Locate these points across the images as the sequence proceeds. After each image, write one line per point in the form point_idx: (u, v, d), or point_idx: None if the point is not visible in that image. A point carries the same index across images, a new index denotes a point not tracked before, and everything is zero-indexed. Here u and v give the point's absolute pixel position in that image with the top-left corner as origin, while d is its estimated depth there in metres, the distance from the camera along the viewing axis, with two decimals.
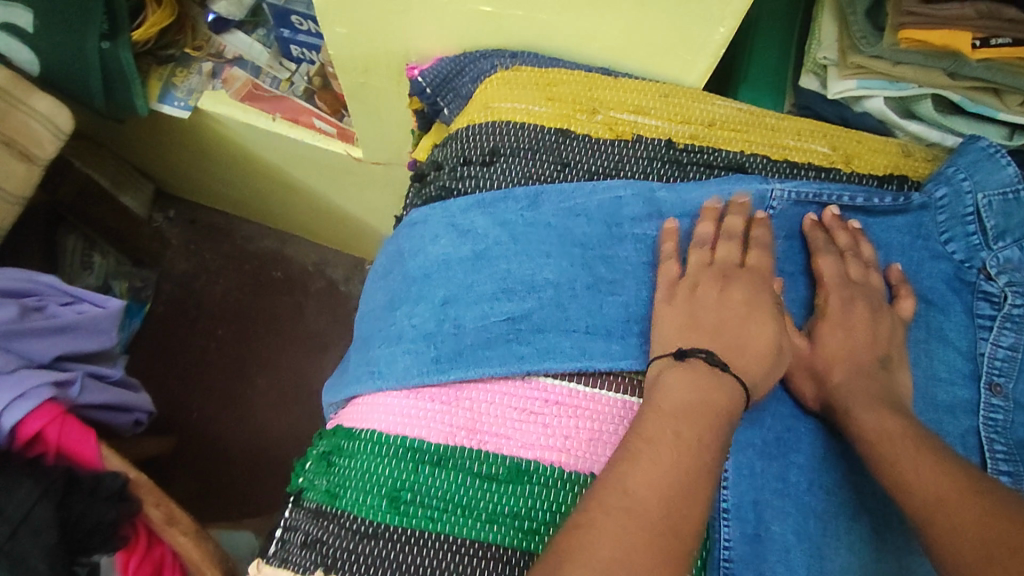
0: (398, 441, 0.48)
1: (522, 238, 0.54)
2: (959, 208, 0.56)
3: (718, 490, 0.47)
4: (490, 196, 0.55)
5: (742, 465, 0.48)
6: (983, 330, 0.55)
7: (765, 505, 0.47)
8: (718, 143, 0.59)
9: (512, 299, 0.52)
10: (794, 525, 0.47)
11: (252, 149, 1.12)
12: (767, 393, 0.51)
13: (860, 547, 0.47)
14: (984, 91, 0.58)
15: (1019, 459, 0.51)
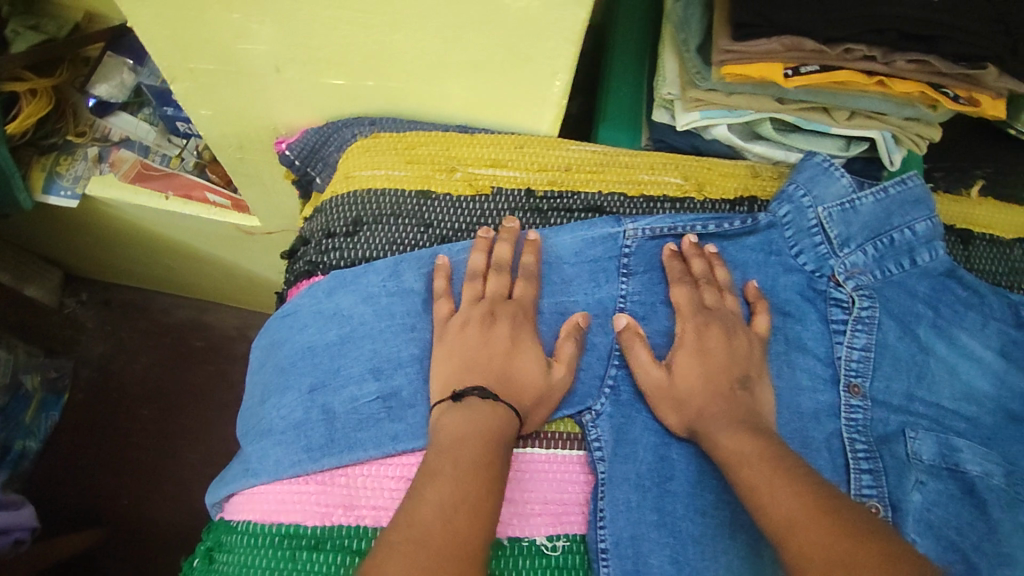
0: (273, 530, 0.49)
1: (388, 308, 0.55)
2: (803, 222, 0.61)
3: (596, 531, 0.49)
4: (350, 273, 0.56)
5: (618, 502, 0.50)
6: (839, 335, 0.59)
7: (641, 540, 0.49)
8: (577, 186, 0.62)
9: (377, 368, 0.53)
10: (670, 555, 0.49)
11: (151, 229, 1.11)
12: (639, 425, 0.53)
13: (736, 563, 0.49)
14: (813, 110, 0.62)
15: (877, 457, 0.54)
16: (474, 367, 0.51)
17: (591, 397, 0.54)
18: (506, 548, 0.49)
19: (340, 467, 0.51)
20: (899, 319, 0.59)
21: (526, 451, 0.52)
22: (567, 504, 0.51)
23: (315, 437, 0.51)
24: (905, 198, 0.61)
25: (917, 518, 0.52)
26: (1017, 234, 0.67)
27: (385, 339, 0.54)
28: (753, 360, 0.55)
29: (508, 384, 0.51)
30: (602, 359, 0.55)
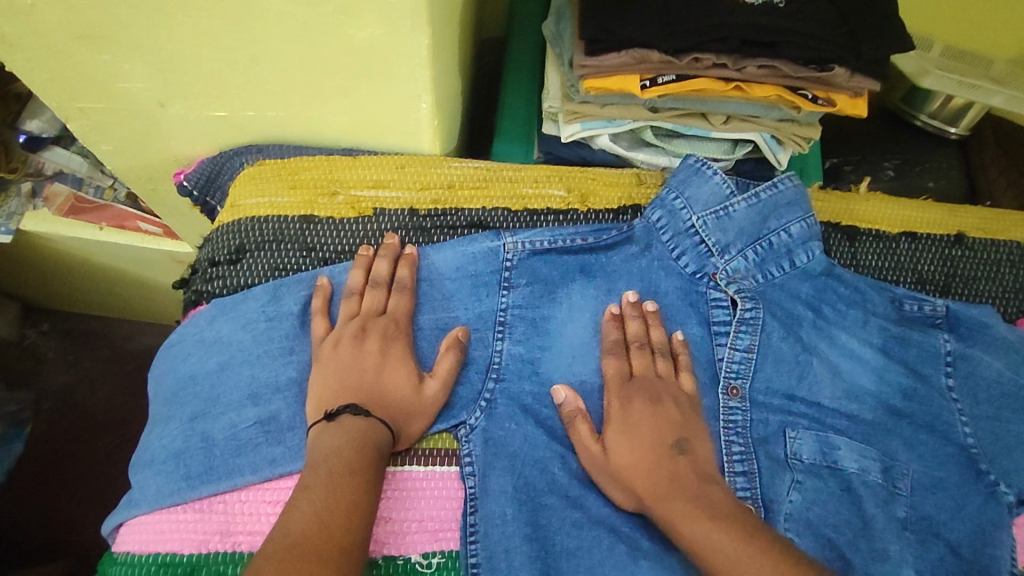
0: (150, 559, 0.50)
1: (266, 334, 0.56)
2: (680, 224, 0.62)
3: (467, 546, 0.50)
4: (230, 301, 0.57)
5: (490, 516, 0.51)
6: (722, 336, 0.60)
7: (513, 552, 0.50)
8: (460, 204, 0.63)
9: (256, 393, 0.54)
10: (540, 567, 0.50)
11: (94, 260, 1.13)
12: (517, 437, 0.54)
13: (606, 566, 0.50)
14: (689, 117, 0.64)
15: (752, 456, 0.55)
16: (348, 386, 0.52)
17: (465, 412, 0.55)
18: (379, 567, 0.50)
19: (217, 495, 0.51)
20: (783, 322, 0.61)
21: (404, 469, 0.53)
22: (443, 522, 0.52)
23: (194, 464, 0.52)
24: (777, 202, 0.63)
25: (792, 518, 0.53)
26: (903, 228, 0.67)
27: (264, 364, 0.55)
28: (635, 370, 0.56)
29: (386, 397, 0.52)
30: (482, 371, 0.57)
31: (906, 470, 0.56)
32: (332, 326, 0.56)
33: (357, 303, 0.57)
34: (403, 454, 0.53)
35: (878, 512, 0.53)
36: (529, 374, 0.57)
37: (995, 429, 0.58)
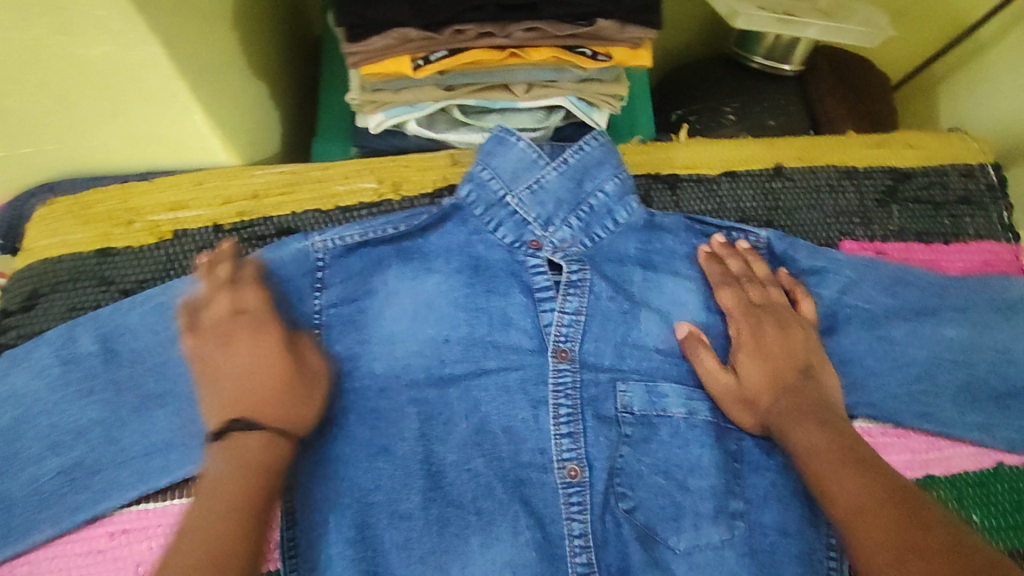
0: None
1: (61, 377, 0.53)
2: (490, 195, 0.61)
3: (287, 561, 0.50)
4: (21, 350, 0.54)
5: (313, 527, 0.50)
6: (548, 301, 0.59)
7: (336, 557, 0.50)
8: (268, 212, 0.62)
9: (57, 443, 0.51)
10: (366, 567, 0.50)
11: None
12: (338, 441, 0.54)
13: (433, 551, 0.51)
14: (491, 89, 0.63)
15: (578, 418, 0.56)
16: None
17: None
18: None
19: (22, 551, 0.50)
20: (613, 281, 0.61)
21: None
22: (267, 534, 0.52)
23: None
24: (587, 163, 0.62)
25: (625, 472, 0.54)
26: (723, 167, 0.67)
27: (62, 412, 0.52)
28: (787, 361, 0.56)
29: (213, 416, 0.50)
30: (296, 381, 0.54)
31: None
32: (131, 358, 0.53)
33: (160, 332, 0.54)
34: None
35: (705, 453, 0.55)
36: (348, 372, 0.56)
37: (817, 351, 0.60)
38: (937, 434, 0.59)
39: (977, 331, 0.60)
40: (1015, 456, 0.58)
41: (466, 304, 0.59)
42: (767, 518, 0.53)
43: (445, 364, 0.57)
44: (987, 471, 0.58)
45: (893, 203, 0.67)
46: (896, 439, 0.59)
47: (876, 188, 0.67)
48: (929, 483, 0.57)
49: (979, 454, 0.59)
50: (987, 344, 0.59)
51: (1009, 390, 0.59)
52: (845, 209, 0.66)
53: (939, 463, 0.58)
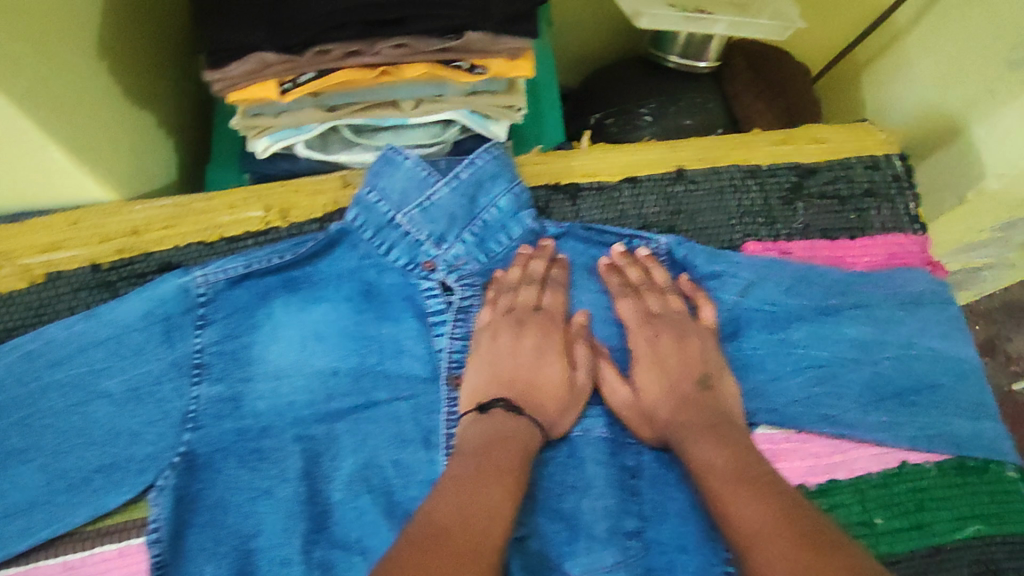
0: None
1: None
2: (377, 218, 0.59)
3: None
4: None
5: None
6: (439, 326, 0.59)
7: None
8: (148, 247, 0.60)
9: None
10: None
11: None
12: (219, 487, 0.53)
13: None
14: (378, 107, 0.60)
15: None
16: None
17: (158, 472, 0.52)
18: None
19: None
20: (516, 307, 0.58)
21: (95, 550, 0.52)
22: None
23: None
24: (479, 177, 0.60)
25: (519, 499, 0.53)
26: (625, 174, 0.65)
27: None
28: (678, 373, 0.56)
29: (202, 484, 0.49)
30: (173, 427, 0.53)
31: None
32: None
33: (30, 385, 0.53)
34: (90, 534, 0.52)
35: (599, 472, 0.54)
36: (230, 413, 0.55)
37: None
38: (840, 436, 0.58)
39: (876, 328, 0.60)
40: (918, 454, 0.58)
41: (355, 333, 0.58)
42: (663, 534, 0.53)
43: (333, 398, 0.56)
44: (892, 471, 0.57)
45: (799, 201, 0.65)
46: (801, 444, 0.58)
47: (780, 186, 0.66)
48: (833, 487, 0.57)
49: (881, 453, 0.58)
50: (887, 342, 0.60)
51: (909, 387, 0.59)
52: (749, 209, 0.65)
53: (843, 466, 0.57)
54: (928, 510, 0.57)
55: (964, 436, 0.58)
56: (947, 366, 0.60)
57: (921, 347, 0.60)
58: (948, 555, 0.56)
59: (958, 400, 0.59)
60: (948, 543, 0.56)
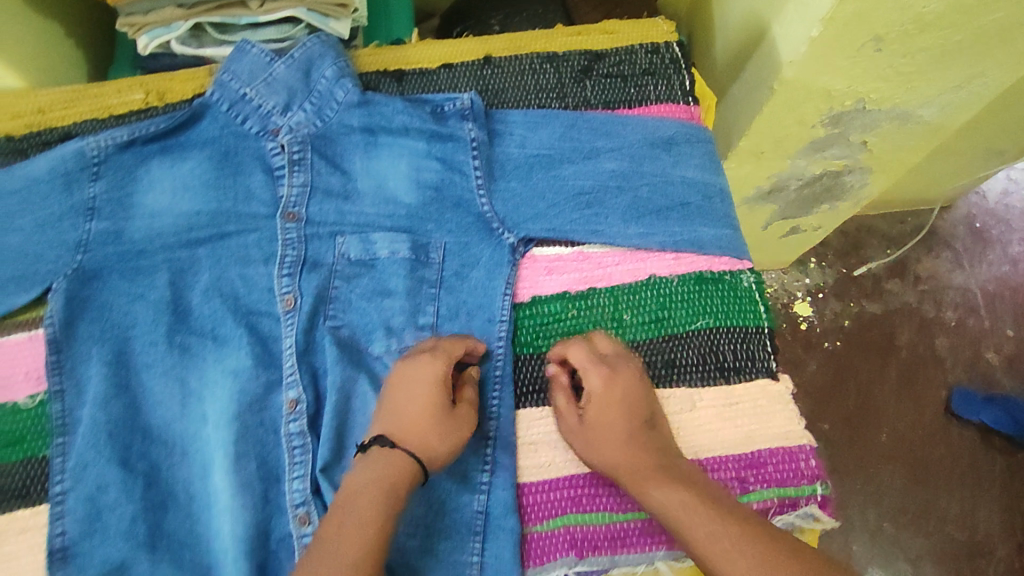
0: None
1: None
2: (232, 94, 0.74)
3: (52, 379, 0.64)
4: None
5: (81, 355, 0.66)
6: (283, 176, 0.73)
7: (89, 377, 0.65)
8: (53, 124, 0.76)
9: None
10: (113, 382, 0.64)
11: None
12: (105, 291, 0.68)
13: (172, 368, 0.66)
14: (229, 6, 0.76)
15: (298, 265, 0.69)
16: None
17: (54, 277, 0.68)
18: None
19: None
20: (329, 158, 0.74)
21: (7, 339, 0.67)
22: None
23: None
24: (310, 56, 0.75)
25: (340, 301, 0.69)
26: (442, 62, 0.81)
27: None
28: (634, 411, 0.62)
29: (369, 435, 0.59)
30: (69, 249, 0.69)
31: (439, 244, 0.71)
32: None
33: None
34: (12, 325, 0.68)
35: (399, 280, 0.69)
36: (112, 241, 0.70)
37: (505, 194, 0.73)
38: (603, 254, 0.72)
39: (632, 161, 0.75)
40: (663, 269, 0.71)
41: (215, 183, 0.73)
42: (453, 327, 0.68)
43: (194, 230, 0.71)
44: (641, 281, 0.71)
45: (587, 79, 0.80)
46: (570, 261, 0.71)
47: (572, 69, 0.81)
48: (592, 293, 0.70)
49: (635, 270, 0.71)
50: (643, 172, 0.75)
51: (664, 205, 0.74)
52: (545, 86, 0.80)
53: (602, 279, 0.71)
54: (667, 309, 0.70)
55: (707, 241, 0.73)
56: (699, 186, 0.75)
57: (674, 176, 0.75)
58: (678, 341, 0.68)
59: (706, 215, 0.74)
60: (680, 334, 0.69)
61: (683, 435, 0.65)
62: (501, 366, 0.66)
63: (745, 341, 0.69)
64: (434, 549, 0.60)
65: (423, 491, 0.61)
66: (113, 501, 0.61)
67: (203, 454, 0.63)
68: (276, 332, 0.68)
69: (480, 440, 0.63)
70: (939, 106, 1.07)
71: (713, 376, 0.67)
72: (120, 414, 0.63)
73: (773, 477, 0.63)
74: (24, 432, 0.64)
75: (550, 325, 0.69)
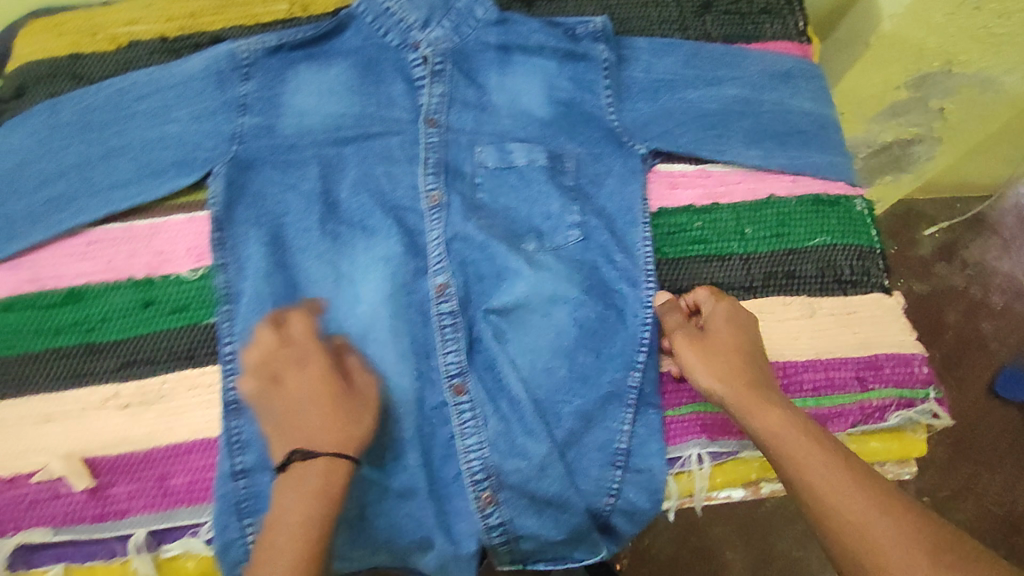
0: (37, 299, 0.69)
1: (64, 145, 0.73)
2: (377, 6, 0.77)
3: (218, 254, 0.70)
4: (44, 134, 0.74)
5: (239, 235, 0.71)
6: (422, 86, 0.77)
7: (252, 255, 0.70)
8: (203, 28, 0.81)
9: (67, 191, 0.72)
10: (274, 260, 0.70)
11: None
12: (261, 178, 0.73)
13: (326, 252, 0.71)
14: None
15: (442, 169, 0.74)
16: (127, 228, 0.72)
17: (214, 163, 0.73)
18: (5, 543, 0.60)
19: (23, 254, 0.71)
20: (466, 73, 0.78)
21: (171, 219, 0.72)
22: (146, 488, 0.62)
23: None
24: None
25: (481, 204, 0.74)
26: None
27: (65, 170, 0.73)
28: (746, 341, 0.64)
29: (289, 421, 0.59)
30: (225, 141, 0.73)
31: (570, 155, 0.75)
32: (100, 134, 0.74)
33: (125, 114, 0.74)
34: (174, 207, 0.73)
35: (537, 183, 0.74)
36: (266, 135, 0.74)
37: (631, 114, 0.77)
38: (726, 173, 0.75)
39: (755, 89, 0.78)
40: (782, 190, 0.75)
41: (358, 89, 0.77)
42: (597, 226, 0.72)
43: (342, 129, 0.75)
44: (760, 202, 0.74)
45: (706, 14, 0.84)
46: (693, 177, 0.75)
47: (693, 3, 0.85)
48: (716, 207, 0.74)
49: (755, 189, 0.75)
50: (763, 100, 0.78)
51: (783, 131, 0.77)
52: (666, 19, 0.84)
53: (725, 195, 0.74)
54: (787, 226, 0.73)
55: (823, 166, 0.76)
56: (816, 116, 0.78)
57: (792, 106, 0.78)
58: (797, 255, 0.72)
59: (821, 143, 0.77)
60: (799, 249, 0.72)
61: (805, 338, 0.68)
62: (647, 266, 0.71)
63: (861, 259, 0.72)
64: (590, 416, 0.67)
65: (574, 368, 0.67)
66: None
67: (362, 327, 0.69)
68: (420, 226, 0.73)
69: (633, 321, 0.69)
70: (1021, 74, 1.10)
71: (831, 288, 0.71)
72: (280, 289, 0.69)
73: (890, 379, 0.67)
74: (189, 300, 0.69)
75: (676, 234, 0.73)
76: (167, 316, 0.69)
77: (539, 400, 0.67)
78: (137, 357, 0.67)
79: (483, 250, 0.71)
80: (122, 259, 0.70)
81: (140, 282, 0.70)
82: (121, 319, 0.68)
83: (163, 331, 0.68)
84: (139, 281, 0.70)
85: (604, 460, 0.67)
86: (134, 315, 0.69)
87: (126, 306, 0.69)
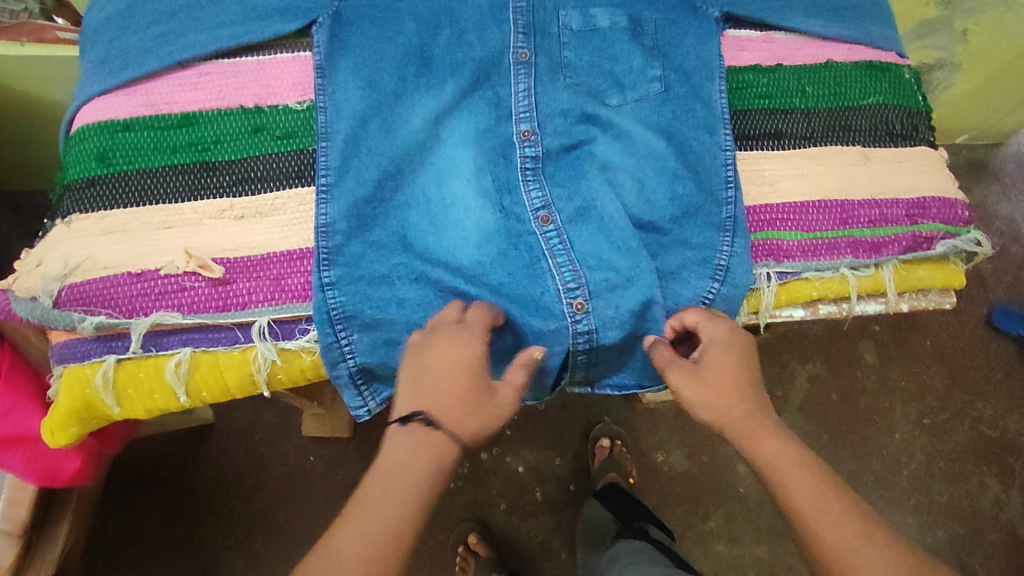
0: (152, 120, 0.73)
1: None
2: None
3: (319, 97, 0.74)
4: None
5: (337, 81, 0.74)
6: None
7: (353, 100, 0.73)
8: None
9: (174, 30, 0.74)
10: (373, 105, 0.74)
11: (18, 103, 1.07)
12: (354, 33, 0.75)
13: (422, 99, 0.75)
14: None
15: (532, 34, 0.76)
16: (233, 68, 0.75)
17: (316, 13, 0.74)
18: (140, 323, 0.67)
19: (138, 81, 0.74)
20: None
21: (277, 57, 0.76)
22: (264, 286, 0.69)
23: (114, 65, 0.74)
24: None
25: (570, 66, 0.77)
26: None
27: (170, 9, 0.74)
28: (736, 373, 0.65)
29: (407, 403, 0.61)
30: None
31: (651, 19, 0.78)
32: None
33: None
34: (279, 48, 0.76)
35: (622, 46, 0.77)
36: None
37: None
38: (788, 38, 0.81)
39: None
40: (839, 57, 0.81)
41: None
42: (678, 85, 0.77)
43: None
44: (819, 65, 0.81)
45: None
46: (758, 41, 0.81)
47: None
48: (779, 68, 0.80)
49: (815, 55, 0.81)
50: None
51: (841, 6, 0.82)
52: None
53: (786, 58, 0.81)
54: (844, 86, 0.80)
55: (877, 37, 0.82)
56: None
57: None
58: (853, 111, 0.79)
59: (877, 18, 0.83)
60: (855, 106, 0.80)
61: (862, 180, 0.77)
62: (724, 116, 0.77)
63: (909, 116, 0.80)
64: (677, 240, 0.74)
65: (670, 202, 0.74)
66: (393, 189, 0.73)
67: (454, 167, 0.74)
68: (505, 86, 0.76)
69: (718, 164, 0.75)
70: None
71: (882, 140, 0.79)
72: (383, 129, 0.74)
73: (937, 218, 0.76)
74: (296, 128, 0.74)
75: (744, 89, 0.80)
76: (275, 141, 0.74)
77: (637, 220, 0.74)
78: (249, 177, 0.72)
79: (570, 107, 0.76)
80: (231, 91, 0.74)
81: (249, 109, 0.74)
82: (232, 142, 0.73)
83: (273, 154, 0.73)
84: (250, 109, 0.74)
85: (704, 272, 0.74)
86: (245, 138, 0.73)
87: (238, 130, 0.74)
